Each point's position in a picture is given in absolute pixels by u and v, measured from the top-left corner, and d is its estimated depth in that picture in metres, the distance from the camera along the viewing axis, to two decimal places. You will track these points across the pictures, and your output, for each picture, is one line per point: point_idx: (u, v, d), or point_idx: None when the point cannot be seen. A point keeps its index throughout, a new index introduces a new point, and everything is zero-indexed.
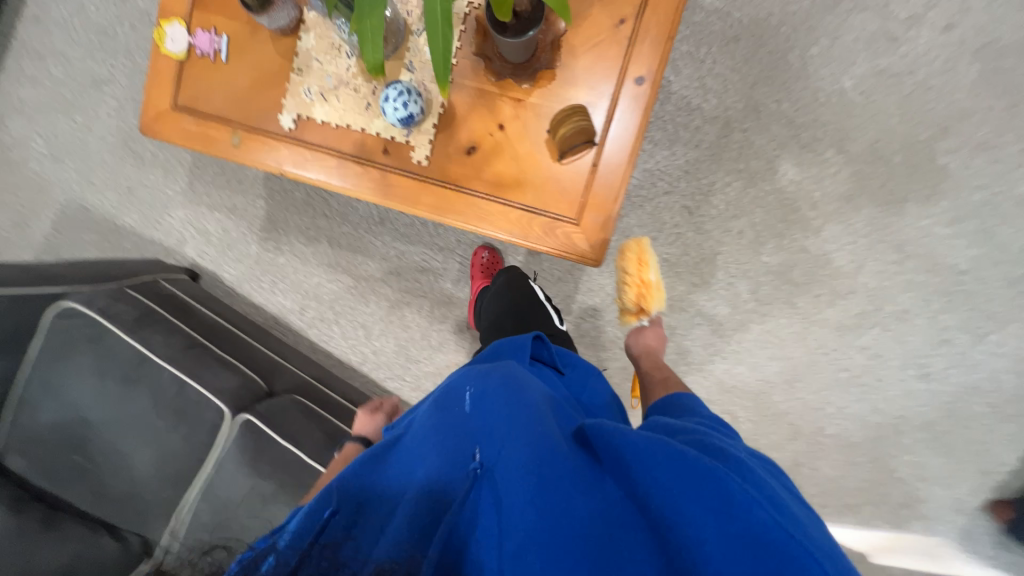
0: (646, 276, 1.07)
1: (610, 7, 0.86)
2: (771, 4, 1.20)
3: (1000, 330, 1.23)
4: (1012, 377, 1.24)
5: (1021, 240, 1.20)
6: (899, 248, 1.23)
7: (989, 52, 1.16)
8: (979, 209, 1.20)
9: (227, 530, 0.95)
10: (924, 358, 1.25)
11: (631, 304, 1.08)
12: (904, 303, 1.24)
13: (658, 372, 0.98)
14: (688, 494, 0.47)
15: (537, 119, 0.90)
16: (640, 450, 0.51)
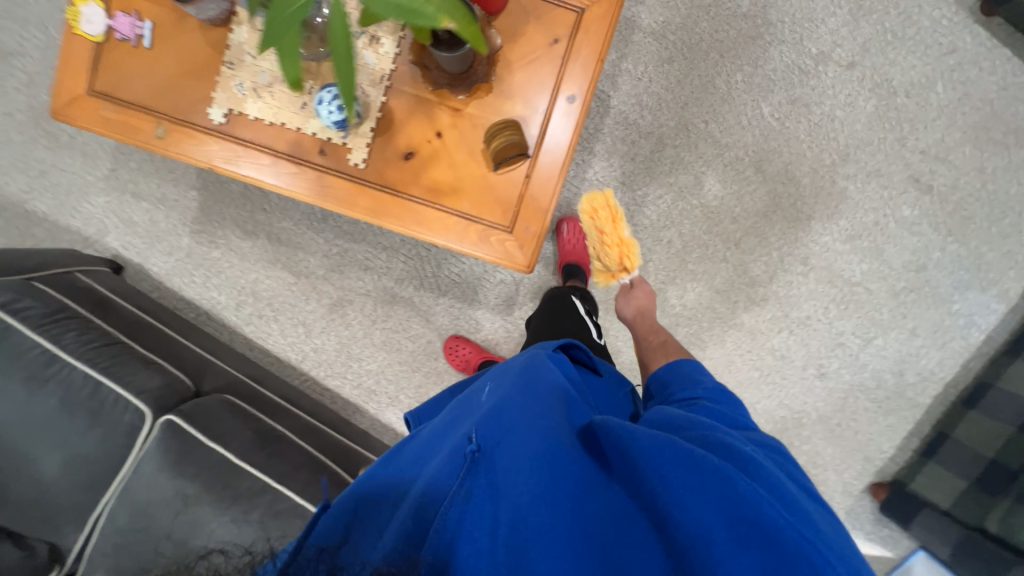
0: (621, 233, 1.14)
1: (545, 26, 0.90)
2: (702, 30, 1.29)
3: (883, 335, 1.40)
4: (892, 376, 1.42)
5: (903, 257, 1.37)
6: (804, 261, 1.37)
7: (883, 89, 1.31)
8: (870, 228, 1.36)
9: (149, 534, 0.93)
10: (822, 359, 1.41)
11: (615, 264, 1.14)
12: (807, 310, 1.39)
13: (654, 336, 1.07)
14: (691, 488, 0.52)
15: (473, 130, 0.93)
16: (649, 450, 0.55)
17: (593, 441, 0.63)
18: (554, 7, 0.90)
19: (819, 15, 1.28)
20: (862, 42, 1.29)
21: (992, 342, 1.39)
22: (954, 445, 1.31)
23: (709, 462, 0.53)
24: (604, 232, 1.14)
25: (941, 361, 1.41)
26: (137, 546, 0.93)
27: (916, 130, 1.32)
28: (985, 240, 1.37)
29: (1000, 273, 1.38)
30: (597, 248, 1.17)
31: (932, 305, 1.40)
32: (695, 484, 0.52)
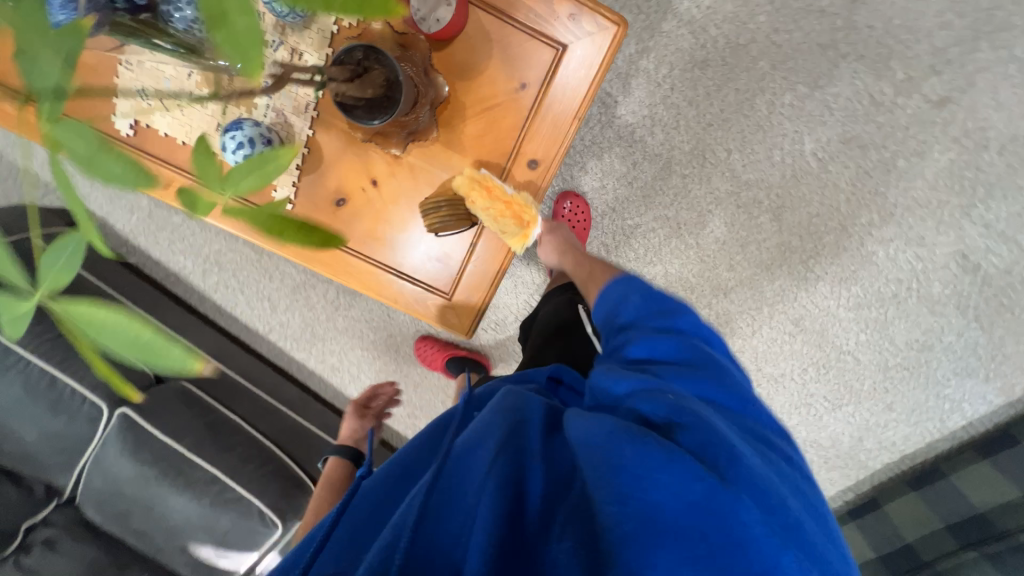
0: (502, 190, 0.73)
1: (512, 66, 0.70)
2: (756, 27, 0.98)
3: (855, 403, 1.33)
4: (849, 439, 1.38)
5: (909, 335, 1.23)
6: (796, 322, 1.23)
7: (973, 140, 1.01)
8: (884, 299, 1.19)
9: (121, 494, 1.09)
10: (782, 416, 1.36)
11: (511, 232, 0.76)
12: (782, 369, 1.30)
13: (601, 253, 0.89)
14: (650, 466, 0.44)
15: (414, 182, 0.78)
16: (603, 439, 0.48)
17: (558, 432, 0.54)
18: (526, 39, 0.68)
19: (919, 27, 0.95)
20: (968, 73, 0.96)
21: (970, 431, 1.30)
22: (880, 517, 1.31)
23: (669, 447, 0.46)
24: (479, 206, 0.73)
25: (908, 437, 1.34)
26: (114, 499, 1.11)
27: (990, 197, 1.06)
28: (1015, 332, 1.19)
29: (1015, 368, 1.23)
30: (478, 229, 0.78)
31: (920, 384, 1.29)
32: (655, 467, 0.44)
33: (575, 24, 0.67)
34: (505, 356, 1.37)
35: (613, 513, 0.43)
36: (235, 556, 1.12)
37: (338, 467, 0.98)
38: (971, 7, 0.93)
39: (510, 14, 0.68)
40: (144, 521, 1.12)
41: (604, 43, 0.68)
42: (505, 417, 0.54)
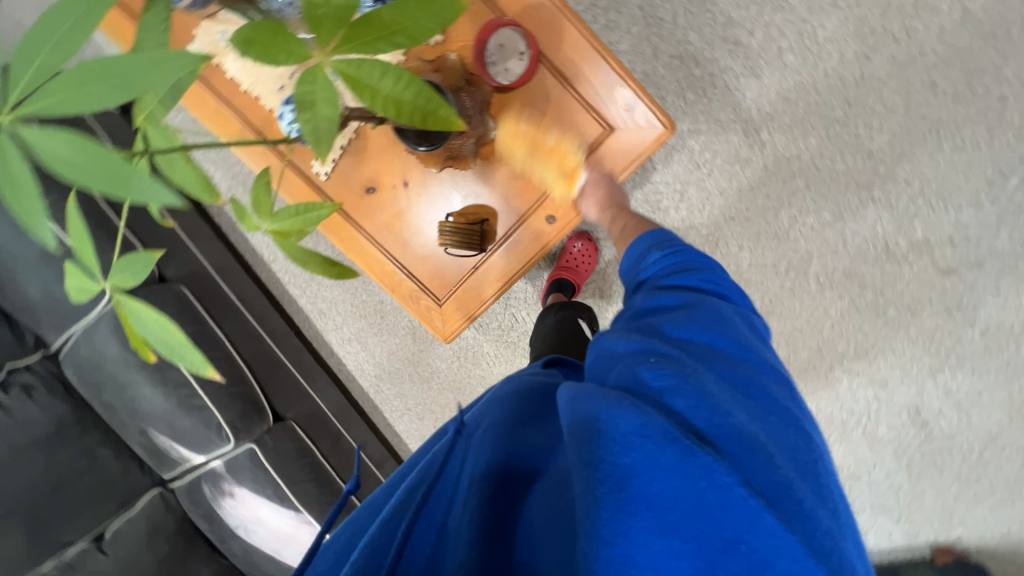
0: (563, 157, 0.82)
1: (559, 128, 0.75)
2: (807, 146, 1.01)
3: None
4: None
5: (845, 461, 1.25)
6: None
7: (962, 314, 1.06)
8: (833, 424, 1.22)
9: (102, 367, 1.19)
10: None
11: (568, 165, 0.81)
12: None
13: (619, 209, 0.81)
14: (626, 427, 0.43)
15: (440, 196, 0.84)
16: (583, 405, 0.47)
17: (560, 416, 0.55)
18: (580, 111, 0.74)
19: (954, 198, 0.99)
20: (979, 254, 1.01)
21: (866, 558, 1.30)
22: None
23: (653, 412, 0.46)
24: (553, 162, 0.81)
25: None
26: (93, 370, 1.21)
27: (960, 368, 1.10)
28: (951, 500, 1.20)
29: (931, 523, 1.22)
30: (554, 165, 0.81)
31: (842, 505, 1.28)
32: (634, 430, 0.43)
33: (626, 115, 0.73)
34: (473, 357, 1.47)
35: (585, 478, 0.42)
36: (188, 450, 1.24)
37: None
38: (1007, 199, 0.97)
39: (574, 86, 0.73)
40: (114, 397, 1.22)
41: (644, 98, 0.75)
42: (497, 413, 0.57)
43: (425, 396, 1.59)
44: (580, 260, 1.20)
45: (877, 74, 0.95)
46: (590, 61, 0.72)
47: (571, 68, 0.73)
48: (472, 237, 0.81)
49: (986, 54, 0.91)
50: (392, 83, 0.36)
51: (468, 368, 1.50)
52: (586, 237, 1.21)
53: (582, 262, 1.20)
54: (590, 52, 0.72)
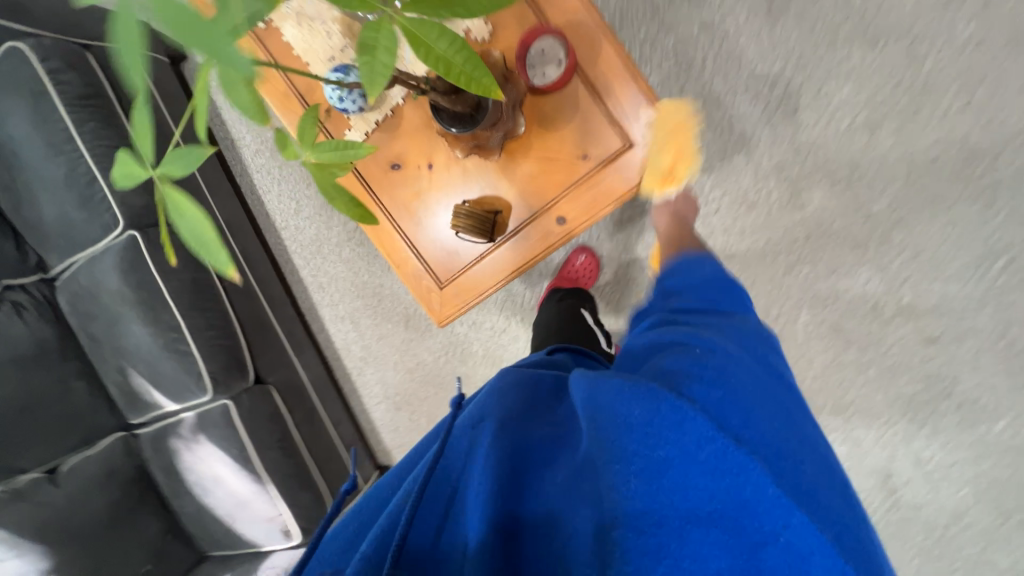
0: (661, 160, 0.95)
1: (583, 136, 0.79)
2: (813, 197, 1.05)
3: None
4: None
5: None
6: None
7: (939, 384, 1.08)
8: None
9: (98, 299, 1.21)
10: None
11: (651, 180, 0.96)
12: None
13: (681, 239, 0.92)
14: (662, 420, 0.46)
15: (460, 183, 0.88)
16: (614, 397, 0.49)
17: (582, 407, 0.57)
18: (604, 124, 0.78)
19: (945, 269, 1.02)
20: (963, 329, 1.04)
21: None
22: None
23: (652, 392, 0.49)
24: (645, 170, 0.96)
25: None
26: (87, 299, 1.22)
27: (933, 438, 1.12)
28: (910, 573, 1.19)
29: None
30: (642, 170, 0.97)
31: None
32: (670, 424, 0.45)
33: (647, 135, 0.77)
34: (461, 353, 1.49)
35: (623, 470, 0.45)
36: (164, 397, 1.27)
37: None
38: (996, 280, 0.99)
39: (602, 100, 0.77)
40: (103, 330, 1.23)
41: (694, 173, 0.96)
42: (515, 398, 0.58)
43: (408, 384, 1.60)
44: (581, 273, 1.24)
45: (882, 143, 0.98)
46: (621, 79, 0.76)
47: (604, 82, 0.77)
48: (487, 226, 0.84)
49: (992, 140, 0.93)
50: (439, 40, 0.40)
51: (454, 363, 1.51)
52: (590, 256, 1.24)
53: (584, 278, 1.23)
54: (624, 70, 0.76)
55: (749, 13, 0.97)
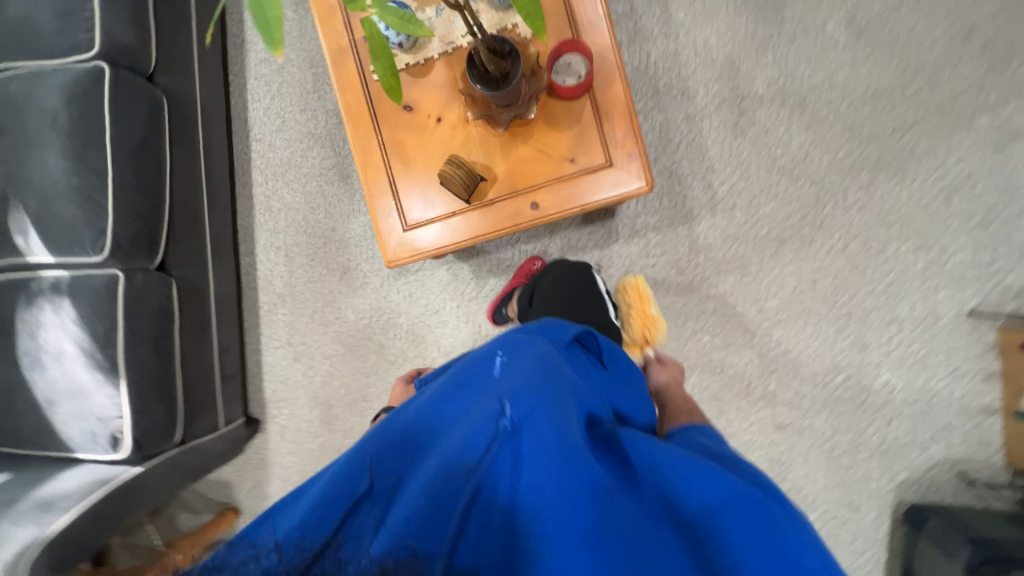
0: (647, 310, 1.24)
1: (577, 144, 0.91)
2: (728, 280, 1.25)
3: None
4: None
5: None
6: None
7: (777, 470, 1.25)
8: None
9: (21, 110, 1.08)
10: None
11: (637, 336, 1.25)
12: None
13: (686, 402, 1.00)
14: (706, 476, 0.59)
15: (460, 143, 0.96)
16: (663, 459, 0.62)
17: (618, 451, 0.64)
18: (597, 141, 0.91)
19: (803, 371, 1.24)
20: (807, 426, 1.24)
21: None
22: None
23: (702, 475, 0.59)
24: (627, 324, 1.26)
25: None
26: (8, 108, 1.09)
27: None
28: None
29: None
30: (622, 322, 1.27)
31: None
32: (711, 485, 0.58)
33: (628, 163, 0.90)
34: (385, 322, 1.47)
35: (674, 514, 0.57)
36: (40, 241, 1.11)
37: None
38: (835, 392, 1.22)
39: (602, 121, 0.90)
40: (7, 145, 1.09)
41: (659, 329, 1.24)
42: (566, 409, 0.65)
43: (316, 336, 1.53)
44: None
45: (784, 256, 1.22)
46: (623, 111, 0.90)
47: (610, 109, 0.90)
48: (470, 186, 0.92)
49: (855, 281, 1.19)
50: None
51: (374, 330, 1.48)
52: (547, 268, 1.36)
53: None
54: (627, 105, 0.90)
55: (721, 122, 1.22)
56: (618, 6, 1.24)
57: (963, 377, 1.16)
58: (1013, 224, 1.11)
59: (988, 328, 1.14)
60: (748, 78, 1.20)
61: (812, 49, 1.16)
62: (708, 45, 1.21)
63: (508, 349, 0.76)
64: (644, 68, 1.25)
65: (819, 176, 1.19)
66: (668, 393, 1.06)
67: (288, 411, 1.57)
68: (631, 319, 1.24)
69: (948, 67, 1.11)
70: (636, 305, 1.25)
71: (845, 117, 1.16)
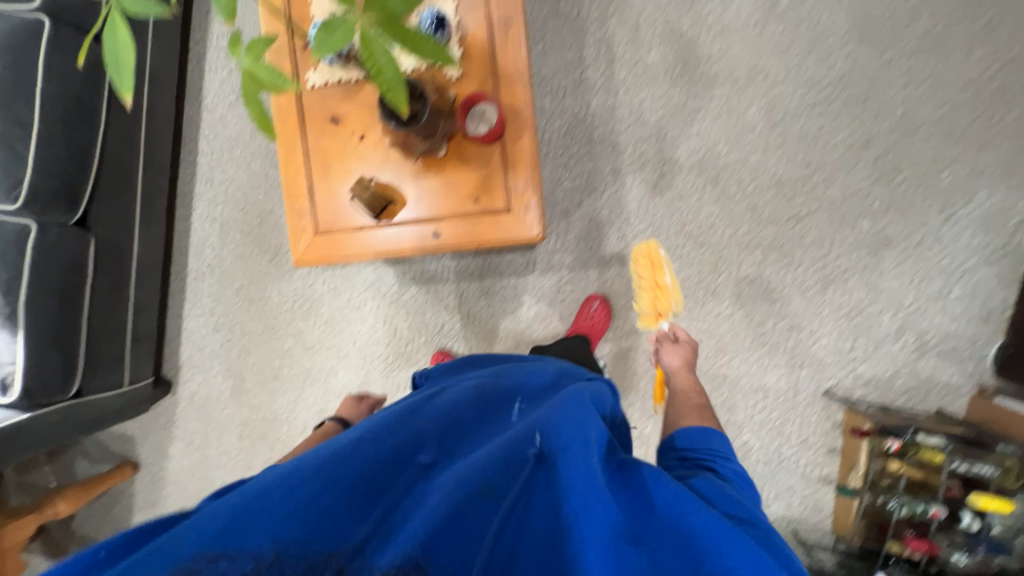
0: (658, 279, 1.22)
1: (482, 186, 0.98)
2: (625, 326, 1.35)
3: None
4: None
5: None
6: None
7: None
8: None
9: None
10: None
11: (648, 306, 1.22)
12: None
13: (693, 395, 0.99)
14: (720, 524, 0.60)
15: (378, 164, 1.01)
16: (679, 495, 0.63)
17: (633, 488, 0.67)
18: (500, 189, 0.98)
19: None
20: None
21: None
22: None
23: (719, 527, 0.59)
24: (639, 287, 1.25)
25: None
26: None
27: None
28: None
29: None
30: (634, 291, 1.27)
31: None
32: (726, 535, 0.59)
33: (524, 213, 0.98)
34: (307, 309, 1.52)
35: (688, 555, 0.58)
36: None
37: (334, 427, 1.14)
38: None
39: (508, 170, 0.97)
40: None
41: (667, 299, 1.21)
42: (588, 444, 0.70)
43: (239, 311, 1.56)
44: (596, 317, 1.32)
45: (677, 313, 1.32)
46: (527, 166, 0.97)
47: (516, 160, 0.97)
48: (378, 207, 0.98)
49: (733, 346, 1.30)
50: (387, 49, 0.57)
51: (295, 315, 1.53)
52: (605, 302, 1.34)
53: (599, 323, 1.32)
54: (532, 159, 0.97)
55: (643, 180, 1.31)
56: (568, 52, 1.31)
57: (809, 447, 1.29)
58: (873, 320, 1.24)
59: (837, 408, 1.27)
60: (673, 144, 1.29)
61: (731, 130, 1.26)
62: (642, 106, 1.29)
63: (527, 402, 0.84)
64: (582, 115, 1.32)
65: (719, 246, 1.29)
66: (679, 377, 1.06)
67: (200, 378, 1.61)
68: (641, 291, 1.24)
69: (844, 170, 1.22)
70: (648, 274, 1.23)
71: (750, 198, 1.27)
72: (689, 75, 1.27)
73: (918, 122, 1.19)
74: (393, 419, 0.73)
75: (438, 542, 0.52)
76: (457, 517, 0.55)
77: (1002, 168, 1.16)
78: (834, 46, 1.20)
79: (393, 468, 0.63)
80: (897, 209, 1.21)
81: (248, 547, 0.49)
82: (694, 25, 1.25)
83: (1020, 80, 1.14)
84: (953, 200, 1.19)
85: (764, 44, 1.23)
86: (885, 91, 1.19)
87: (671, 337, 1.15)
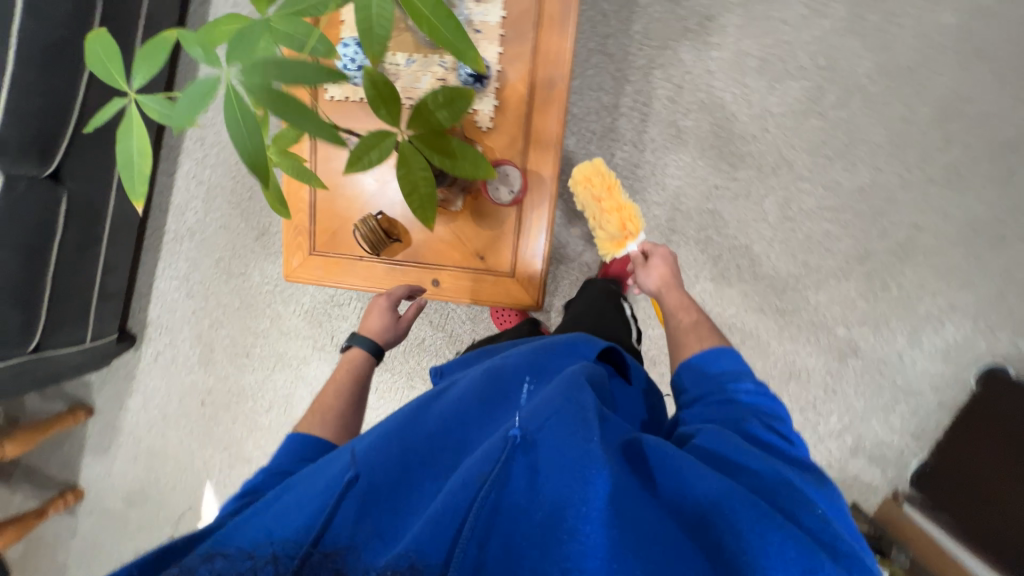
0: (619, 199, 1.11)
1: (490, 244, 0.96)
2: None
3: None
4: None
5: None
6: None
7: None
8: None
9: None
10: None
11: (613, 229, 1.10)
12: None
13: (682, 309, 0.94)
14: (742, 502, 0.49)
15: (388, 196, 0.97)
16: (694, 474, 0.53)
17: (646, 467, 0.56)
18: (507, 253, 0.96)
19: None
20: None
21: None
22: None
23: (749, 507, 0.49)
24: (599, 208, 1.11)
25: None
26: None
27: None
28: None
29: None
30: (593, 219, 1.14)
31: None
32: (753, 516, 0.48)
33: (526, 280, 0.96)
34: (289, 295, 1.49)
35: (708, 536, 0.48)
36: None
37: (358, 356, 0.90)
38: None
39: (519, 235, 0.95)
40: None
41: (631, 217, 1.11)
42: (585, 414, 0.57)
43: (216, 282, 1.51)
44: None
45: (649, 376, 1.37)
46: (539, 236, 0.95)
47: (530, 226, 0.94)
48: (381, 246, 0.95)
49: None
50: (424, 163, 0.54)
51: (277, 297, 1.50)
52: None
53: None
54: (546, 228, 0.94)
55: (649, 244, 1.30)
56: (603, 95, 1.25)
57: None
58: (822, 419, 1.33)
59: None
60: (685, 216, 1.28)
61: (744, 215, 1.26)
62: (664, 170, 1.27)
63: (536, 376, 0.72)
64: (604, 165, 1.28)
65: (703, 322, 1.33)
66: (666, 296, 0.99)
67: (167, 339, 1.57)
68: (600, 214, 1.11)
69: (836, 277, 1.26)
70: (607, 195, 1.11)
71: (744, 284, 1.29)
72: (718, 150, 1.24)
73: (916, 249, 1.23)
74: (403, 417, 0.66)
75: (428, 540, 0.46)
76: (439, 515, 0.48)
77: (975, 309, 1.23)
78: (863, 157, 1.20)
79: (396, 478, 0.57)
80: (873, 325, 1.27)
81: (245, 547, 0.50)
82: (736, 101, 1.21)
83: (1018, 233, 1.19)
84: (924, 329, 1.25)
85: (798, 138, 1.21)
86: (896, 212, 1.22)
87: (641, 254, 1.07)
